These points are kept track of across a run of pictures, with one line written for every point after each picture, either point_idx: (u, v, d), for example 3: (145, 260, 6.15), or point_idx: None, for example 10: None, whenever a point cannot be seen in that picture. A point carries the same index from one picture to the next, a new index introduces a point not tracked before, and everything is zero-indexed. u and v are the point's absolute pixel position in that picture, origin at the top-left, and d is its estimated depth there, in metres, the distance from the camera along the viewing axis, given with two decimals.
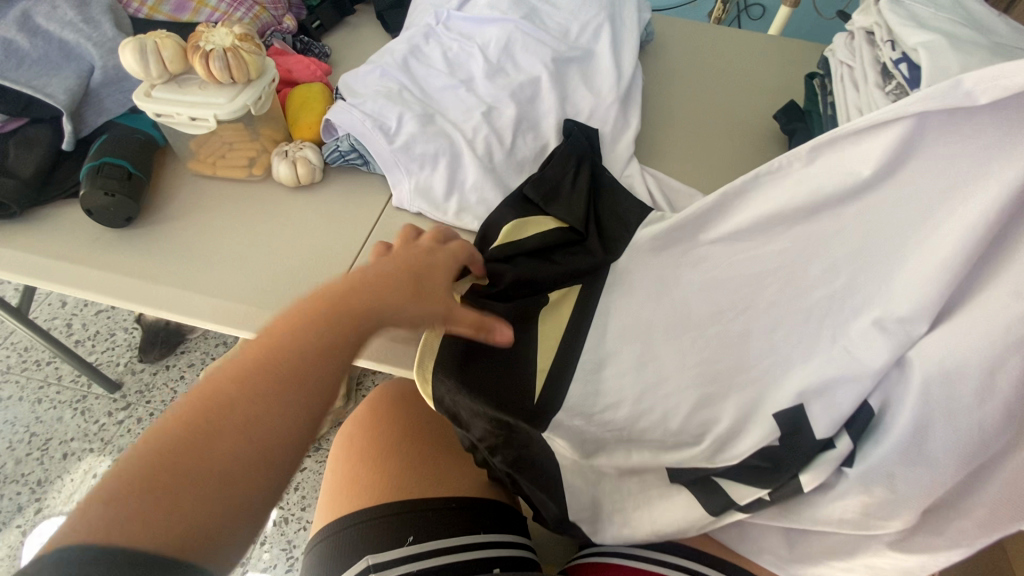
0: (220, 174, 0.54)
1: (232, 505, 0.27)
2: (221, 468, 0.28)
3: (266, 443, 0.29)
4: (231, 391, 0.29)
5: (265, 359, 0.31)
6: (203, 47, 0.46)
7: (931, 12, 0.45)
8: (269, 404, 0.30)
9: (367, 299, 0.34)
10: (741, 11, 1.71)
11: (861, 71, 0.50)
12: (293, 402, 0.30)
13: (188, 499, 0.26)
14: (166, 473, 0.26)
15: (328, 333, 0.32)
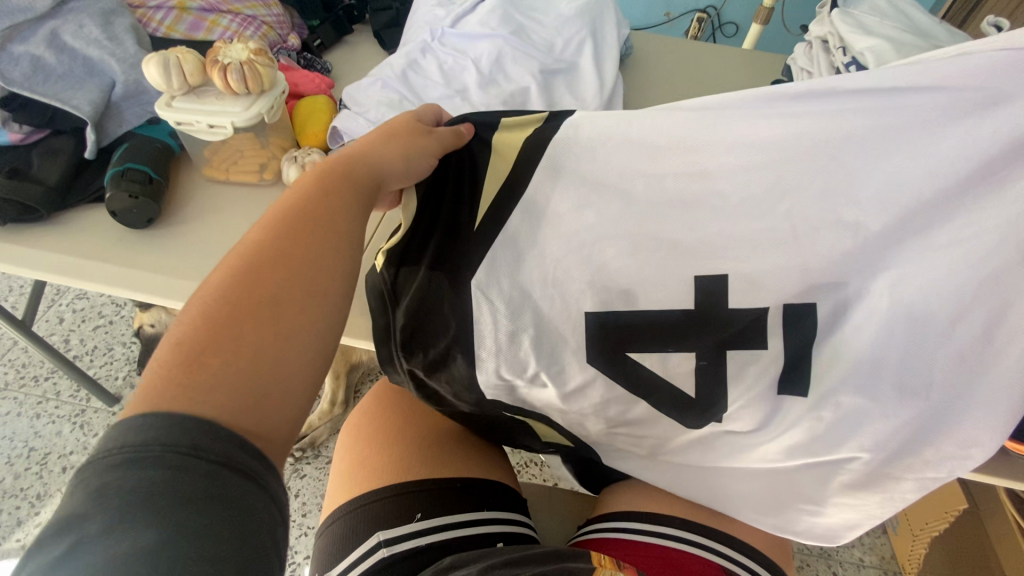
0: (232, 179, 0.58)
1: (282, 354, 0.28)
2: (258, 335, 0.28)
3: (297, 292, 0.30)
4: (245, 265, 0.30)
5: (278, 236, 0.31)
6: (222, 60, 0.50)
7: (877, 21, 0.51)
8: (281, 259, 0.30)
9: (351, 167, 0.36)
10: (716, 29, 1.81)
11: (819, 75, 0.55)
12: (322, 276, 0.31)
13: (236, 355, 0.27)
14: (201, 344, 0.26)
15: (329, 206, 0.34)
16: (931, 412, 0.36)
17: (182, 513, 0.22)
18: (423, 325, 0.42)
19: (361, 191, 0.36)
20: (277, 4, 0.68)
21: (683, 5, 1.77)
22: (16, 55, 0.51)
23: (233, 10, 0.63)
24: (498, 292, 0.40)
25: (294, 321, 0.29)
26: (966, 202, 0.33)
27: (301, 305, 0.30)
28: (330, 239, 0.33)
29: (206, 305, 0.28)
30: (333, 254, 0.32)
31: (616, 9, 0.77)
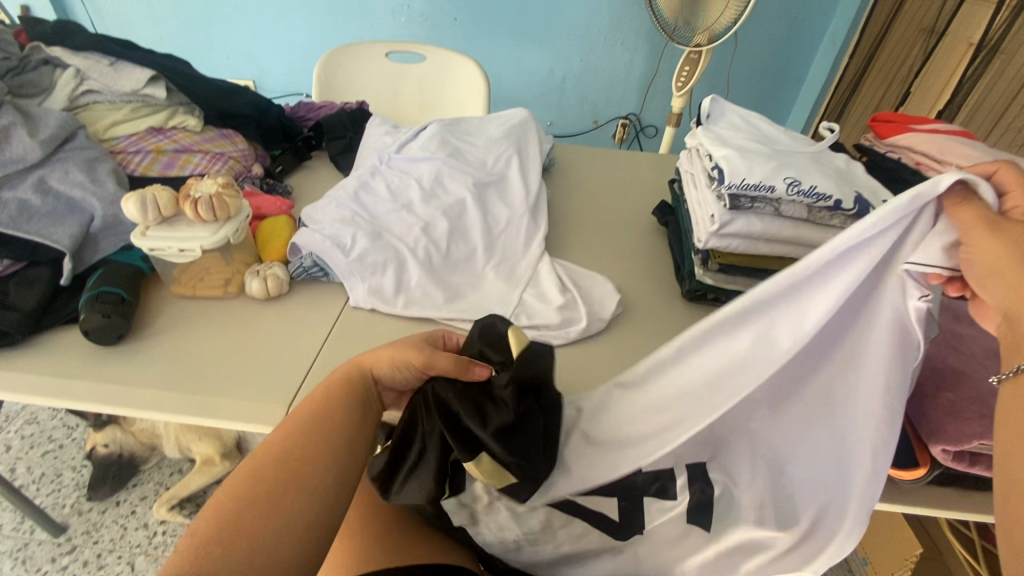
0: (200, 294, 0.64)
1: (266, 534, 0.35)
2: (258, 530, 0.35)
3: (295, 485, 0.38)
4: (259, 468, 0.39)
5: (287, 446, 0.40)
6: (194, 195, 0.59)
7: (733, 134, 0.64)
8: (290, 466, 0.39)
9: (339, 392, 0.45)
10: (638, 132, 2.09)
11: (697, 176, 0.67)
12: (311, 478, 0.39)
13: (246, 537, 0.34)
14: (221, 534, 0.34)
15: (325, 420, 0.43)
16: (819, 509, 0.42)
17: None
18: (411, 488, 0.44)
19: (343, 405, 0.44)
20: (242, 141, 0.79)
21: (608, 114, 2.05)
22: (4, 200, 0.58)
23: (203, 149, 0.73)
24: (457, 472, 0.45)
25: (286, 518, 0.36)
26: (802, 373, 0.43)
27: (292, 500, 0.37)
28: (315, 444, 0.41)
29: (224, 503, 0.36)
30: (321, 460, 0.41)
31: (538, 129, 0.92)
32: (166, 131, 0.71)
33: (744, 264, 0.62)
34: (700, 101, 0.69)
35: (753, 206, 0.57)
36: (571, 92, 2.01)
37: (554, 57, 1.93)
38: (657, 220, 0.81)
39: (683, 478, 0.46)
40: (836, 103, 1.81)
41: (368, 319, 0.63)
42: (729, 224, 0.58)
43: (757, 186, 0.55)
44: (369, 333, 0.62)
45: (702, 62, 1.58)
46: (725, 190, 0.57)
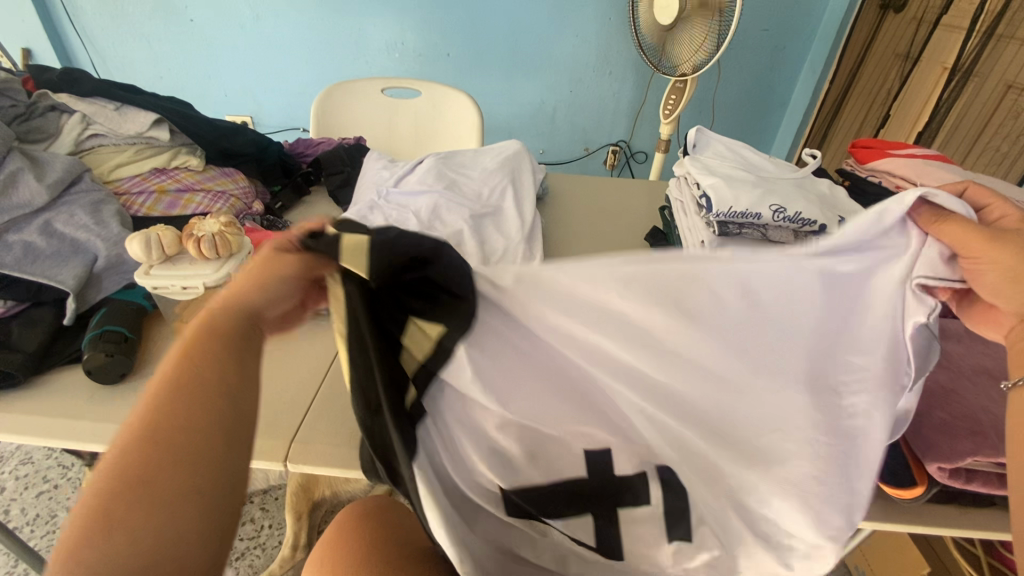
0: None
1: (165, 494, 0.33)
2: (152, 493, 0.33)
3: (185, 432, 0.35)
4: (141, 424, 0.35)
5: (170, 390, 0.36)
6: (196, 234, 0.60)
7: (720, 163, 0.66)
8: (157, 432, 0.35)
9: (227, 320, 0.40)
10: (629, 158, 2.14)
11: (686, 203, 0.70)
12: (206, 416, 0.36)
13: (139, 505, 0.32)
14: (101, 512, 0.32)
15: (212, 351, 0.38)
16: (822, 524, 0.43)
17: None
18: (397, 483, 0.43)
19: (236, 335, 0.40)
20: (243, 179, 0.81)
21: (598, 141, 2.10)
22: (9, 243, 0.59)
23: (205, 188, 0.75)
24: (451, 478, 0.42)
25: (184, 474, 0.34)
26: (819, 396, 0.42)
27: (189, 450, 0.34)
28: (202, 382, 0.37)
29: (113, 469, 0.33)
30: (212, 397, 0.37)
31: (531, 160, 0.94)
32: (168, 171, 0.73)
33: None
34: (686, 131, 0.71)
35: (742, 233, 0.59)
36: (562, 121, 2.06)
37: (544, 88, 1.98)
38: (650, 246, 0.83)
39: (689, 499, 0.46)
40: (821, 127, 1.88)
41: None
42: None
43: (744, 213, 0.57)
44: None
45: (688, 91, 1.62)
46: (712, 218, 0.59)
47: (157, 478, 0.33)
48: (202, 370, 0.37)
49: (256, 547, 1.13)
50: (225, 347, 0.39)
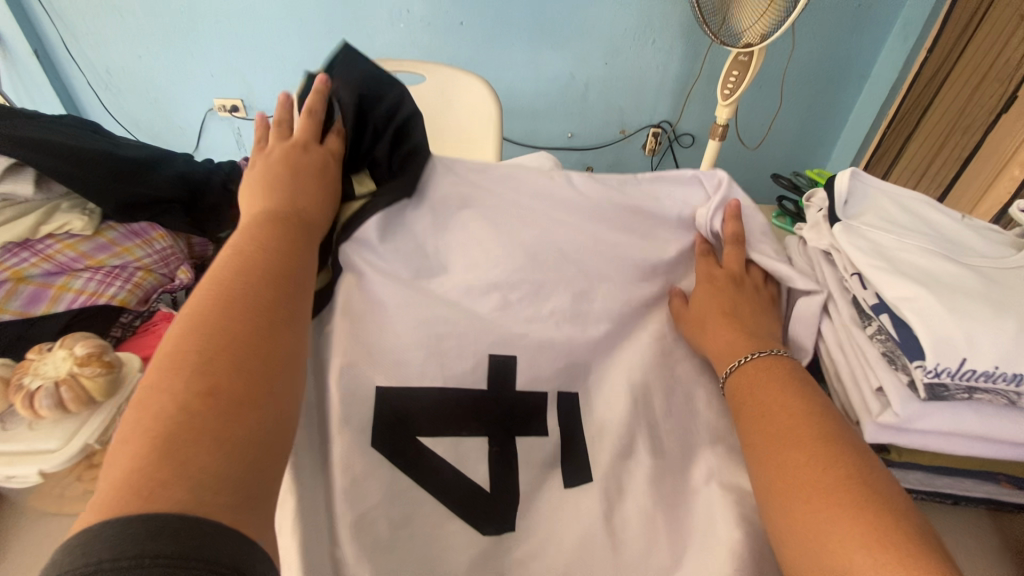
0: (68, 509, 0.42)
1: (271, 317, 0.31)
2: (260, 313, 0.31)
3: (294, 271, 0.35)
4: (231, 259, 0.34)
5: (257, 234, 0.36)
6: (30, 384, 0.37)
7: (896, 242, 0.39)
8: (266, 309, 0.31)
9: (285, 193, 0.41)
10: (672, 141, 1.83)
11: (827, 298, 0.44)
12: (296, 258, 0.36)
13: (260, 318, 0.31)
14: (208, 321, 0.29)
15: (292, 217, 0.39)
16: None
17: (208, 544, 0.22)
18: None
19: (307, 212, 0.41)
20: (162, 236, 0.58)
21: (637, 122, 1.80)
22: None
23: (92, 264, 0.51)
24: None
25: (299, 310, 0.34)
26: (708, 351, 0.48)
27: (291, 288, 0.34)
28: (293, 233, 0.38)
29: (208, 295, 0.31)
30: (300, 248, 0.37)
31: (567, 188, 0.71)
32: (32, 243, 0.49)
33: (926, 462, 0.38)
34: (835, 174, 0.44)
35: (967, 397, 0.32)
36: (595, 100, 1.75)
37: (575, 60, 1.66)
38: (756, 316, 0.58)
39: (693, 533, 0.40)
40: (911, 115, 1.41)
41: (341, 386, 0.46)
42: (917, 422, 0.34)
43: (986, 374, 0.31)
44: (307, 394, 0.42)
45: (756, 65, 1.30)
46: (914, 369, 0.33)
47: (272, 298, 0.32)
48: (287, 239, 0.37)
49: None
50: (304, 246, 0.38)
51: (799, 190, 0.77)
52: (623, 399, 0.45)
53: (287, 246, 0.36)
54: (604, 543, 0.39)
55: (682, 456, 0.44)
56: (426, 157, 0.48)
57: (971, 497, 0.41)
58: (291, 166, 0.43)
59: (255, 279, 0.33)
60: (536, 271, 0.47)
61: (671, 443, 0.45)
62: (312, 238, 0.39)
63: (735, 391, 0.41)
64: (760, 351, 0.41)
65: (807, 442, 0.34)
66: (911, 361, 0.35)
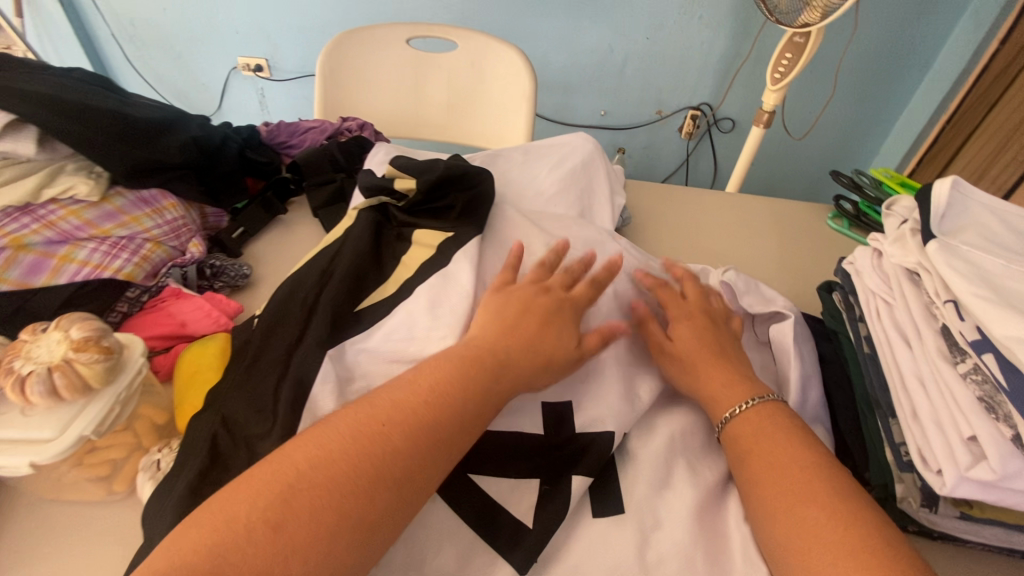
0: (68, 495, 0.40)
1: (434, 444, 0.33)
2: (426, 437, 0.33)
3: (481, 405, 0.36)
4: (452, 371, 0.36)
5: (475, 354, 0.38)
6: (20, 368, 0.34)
7: (1003, 266, 0.34)
8: (434, 433, 0.33)
9: (530, 328, 0.42)
10: (711, 125, 1.73)
11: (907, 324, 0.39)
12: (491, 392, 0.37)
13: (424, 441, 0.32)
14: (388, 423, 0.32)
15: (513, 346, 0.40)
16: None
17: None
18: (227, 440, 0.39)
19: (537, 341, 0.41)
20: (174, 205, 0.54)
21: (675, 103, 1.71)
22: None
23: (98, 233, 0.48)
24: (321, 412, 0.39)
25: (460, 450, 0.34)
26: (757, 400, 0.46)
27: (466, 426, 0.35)
28: (506, 363, 0.39)
29: (410, 398, 0.34)
30: (506, 383, 0.38)
31: (609, 175, 0.65)
32: (36, 208, 0.46)
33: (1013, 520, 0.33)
34: (931, 183, 0.39)
35: None
36: (632, 77, 1.67)
37: (615, 33, 1.57)
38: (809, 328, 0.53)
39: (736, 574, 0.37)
40: (975, 111, 1.28)
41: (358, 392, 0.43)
42: (1018, 481, 0.30)
43: None
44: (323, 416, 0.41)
45: (811, 48, 1.20)
46: None
47: (450, 430, 0.34)
48: (501, 370, 0.38)
49: None
50: (511, 381, 0.39)
51: (862, 190, 0.71)
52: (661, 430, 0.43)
53: (460, 404, 0.35)
54: None
55: (724, 485, 0.41)
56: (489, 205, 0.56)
57: None
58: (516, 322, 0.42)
59: (406, 441, 0.32)
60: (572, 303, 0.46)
61: (710, 470, 0.42)
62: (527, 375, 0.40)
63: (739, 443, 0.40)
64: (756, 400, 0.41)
65: (820, 495, 0.33)
66: (1017, 412, 0.30)
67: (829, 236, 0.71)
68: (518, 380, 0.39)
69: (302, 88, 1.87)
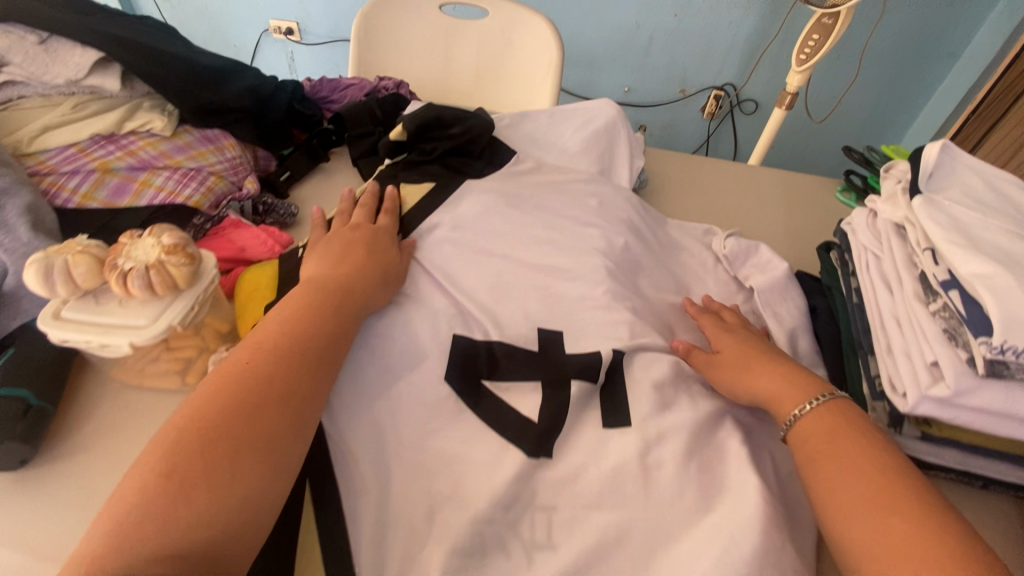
0: (149, 384, 0.47)
1: (288, 379, 0.35)
2: (274, 372, 0.35)
3: (322, 338, 0.39)
4: (287, 320, 0.39)
5: (311, 300, 0.42)
6: (123, 265, 0.40)
7: (978, 219, 0.38)
8: (289, 371, 0.36)
9: (353, 274, 0.46)
10: (734, 106, 1.75)
11: (891, 274, 0.43)
12: (327, 326, 0.40)
13: (277, 380, 0.35)
14: (233, 375, 0.34)
15: (343, 289, 0.44)
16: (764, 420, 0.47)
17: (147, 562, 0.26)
18: None
19: (358, 284, 0.45)
20: (233, 145, 0.60)
21: (699, 82, 1.72)
22: None
23: (171, 164, 0.53)
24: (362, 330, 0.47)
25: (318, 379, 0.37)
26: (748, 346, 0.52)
27: (317, 357, 0.38)
28: (335, 306, 0.42)
29: (253, 351, 0.36)
30: (338, 318, 0.41)
31: (631, 138, 0.69)
32: (120, 138, 0.52)
33: (967, 440, 0.38)
34: (923, 146, 0.43)
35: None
36: (658, 54, 1.68)
37: (644, 8, 1.58)
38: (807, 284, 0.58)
39: (724, 480, 0.42)
40: (999, 104, 1.26)
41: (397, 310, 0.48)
42: (967, 398, 0.34)
43: None
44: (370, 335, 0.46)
45: (839, 29, 1.21)
46: (978, 344, 0.33)
47: (295, 365, 0.37)
48: (331, 310, 0.42)
49: None
50: (345, 319, 0.42)
51: (873, 165, 0.74)
52: (663, 363, 0.48)
53: (304, 329, 0.39)
54: (637, 477, 0.41)
55: (716, 410, 0.46)
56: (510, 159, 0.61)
57: (1002, 477, 0.41)
58: (340, 258, 0.47)
59: (263, 363, 0.36)
60: (583, 267, 0.53)
61: (705, 399, 0.47)
62: (350, 307, 0.43)
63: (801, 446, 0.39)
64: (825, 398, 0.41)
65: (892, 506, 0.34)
66: (973, 341, 0.35)
67: (837, 209, 0.75)
68: (354, 310, 0.43)
69: (331, 53, 1.90)
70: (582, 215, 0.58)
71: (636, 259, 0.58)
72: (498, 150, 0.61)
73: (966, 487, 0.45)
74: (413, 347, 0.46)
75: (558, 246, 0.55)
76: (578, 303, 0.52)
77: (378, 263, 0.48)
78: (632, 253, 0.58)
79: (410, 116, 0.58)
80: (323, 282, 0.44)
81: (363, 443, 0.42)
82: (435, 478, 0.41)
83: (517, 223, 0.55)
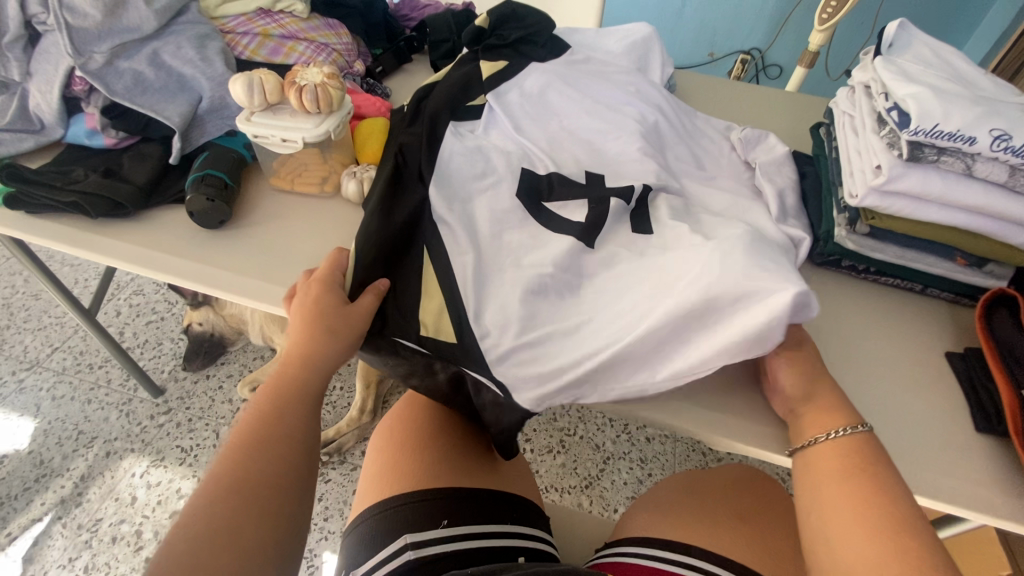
0: (295, 190, 0.63)
1: (285, 431, 0.45)
2: (278, 424, 0.45)
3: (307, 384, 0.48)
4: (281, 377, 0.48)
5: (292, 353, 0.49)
6: (299, 83, 0.56)
7: (920, 70, 0.52)
8: (287, 416, 0.46)
9: (324, 315, 0.49)
10: (759, 70, 1.86)
11: (858, 122, 0.57)
12: (308, 376, 0.48)
13: (275, 430, 0.45)
14: (250, 428, 0.45)
15: (319, 333, 0.49)
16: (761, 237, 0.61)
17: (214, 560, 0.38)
18: (399, 165, 0.60)
19: (333, 323, 0.49)
20: (346, 33, 0.75)
21: (727, 46, 1.83)
22: (122, 69, 0.58)
23: (308, 38, 0.69)
24: (457, 154, 0.61)
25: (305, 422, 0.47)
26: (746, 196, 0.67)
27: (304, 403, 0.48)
28: (319, 355, 0.49)
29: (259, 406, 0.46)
30: (320, 365, 0.49)
31: (664, 49, 0.83)
32: (274, 15, 0.68)
33: (901, 230, 0.52)
34: (885, 24, 0.57)
35: (936, 162, 0.47)
36: (690, 17, 1.79)
37: None
38: (801, 160, 0.72)
39: None
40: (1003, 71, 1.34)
41: (480, 147, 0.64)
42: (897, 182, 0.49)
43: (952, 135, 0.45)
44: (461, 160, 0.61)
45: None
46: (903, 137, 0.48)
47: (289, 415, 0.46)
48: (307, 363, 0.48)
49: (327, 405, 1.24)
50: (322, 362, 0.49)
51: None
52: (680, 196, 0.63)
53: (258, 471, 0.43)
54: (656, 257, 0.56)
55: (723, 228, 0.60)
56: (565, 49, 0.78)
57: (930, 273, 0.55)
58: (309, 318, 0.49)
59: (252, 443, 0.44)
60: (622, 129, 0.68)
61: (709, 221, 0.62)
62: (328, 354, 0.49)
63: (804, 463, 0.45)
64: (854, 427, 0.44)
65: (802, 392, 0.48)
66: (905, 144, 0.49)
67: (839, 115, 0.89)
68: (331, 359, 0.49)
69: None
70: (622, 95, 0.73)
71: (663, 133, 0.72)
72: (557, 42, 0.77)
73: (910, 294, 0.59)
74: (492, 171, 0.62)
75: (603, 115, 0.70)
76: (616, 155, 0.67)
77: (332, 315, 0.49)
78: (661, 128, 0.72)
79: (491, 10, 0.74)
80: (303, 331, 0.49)
81: (459, 224, 0.56)
82: (510, 251, 0.56)
83: (571, 98, 0.71)
